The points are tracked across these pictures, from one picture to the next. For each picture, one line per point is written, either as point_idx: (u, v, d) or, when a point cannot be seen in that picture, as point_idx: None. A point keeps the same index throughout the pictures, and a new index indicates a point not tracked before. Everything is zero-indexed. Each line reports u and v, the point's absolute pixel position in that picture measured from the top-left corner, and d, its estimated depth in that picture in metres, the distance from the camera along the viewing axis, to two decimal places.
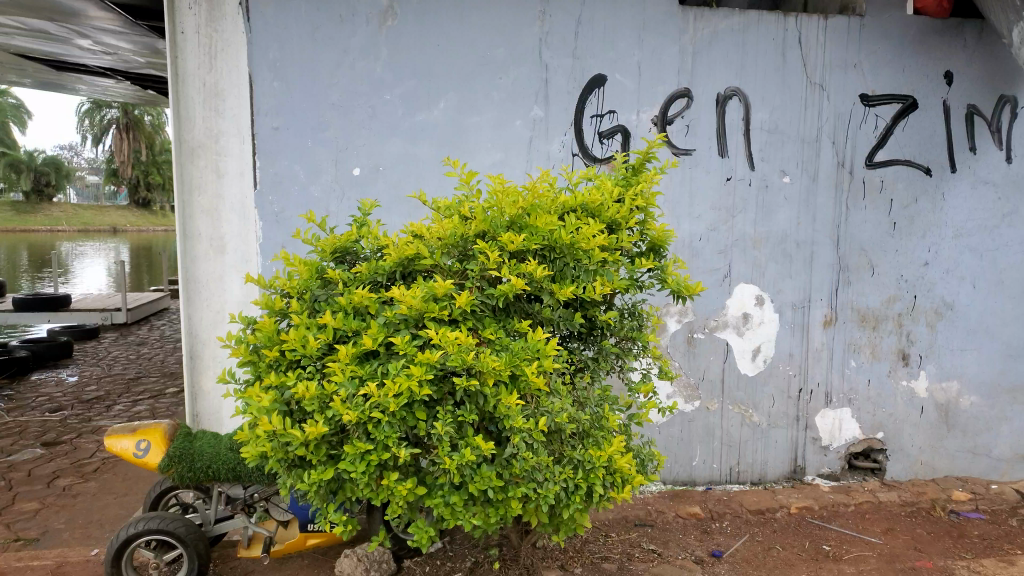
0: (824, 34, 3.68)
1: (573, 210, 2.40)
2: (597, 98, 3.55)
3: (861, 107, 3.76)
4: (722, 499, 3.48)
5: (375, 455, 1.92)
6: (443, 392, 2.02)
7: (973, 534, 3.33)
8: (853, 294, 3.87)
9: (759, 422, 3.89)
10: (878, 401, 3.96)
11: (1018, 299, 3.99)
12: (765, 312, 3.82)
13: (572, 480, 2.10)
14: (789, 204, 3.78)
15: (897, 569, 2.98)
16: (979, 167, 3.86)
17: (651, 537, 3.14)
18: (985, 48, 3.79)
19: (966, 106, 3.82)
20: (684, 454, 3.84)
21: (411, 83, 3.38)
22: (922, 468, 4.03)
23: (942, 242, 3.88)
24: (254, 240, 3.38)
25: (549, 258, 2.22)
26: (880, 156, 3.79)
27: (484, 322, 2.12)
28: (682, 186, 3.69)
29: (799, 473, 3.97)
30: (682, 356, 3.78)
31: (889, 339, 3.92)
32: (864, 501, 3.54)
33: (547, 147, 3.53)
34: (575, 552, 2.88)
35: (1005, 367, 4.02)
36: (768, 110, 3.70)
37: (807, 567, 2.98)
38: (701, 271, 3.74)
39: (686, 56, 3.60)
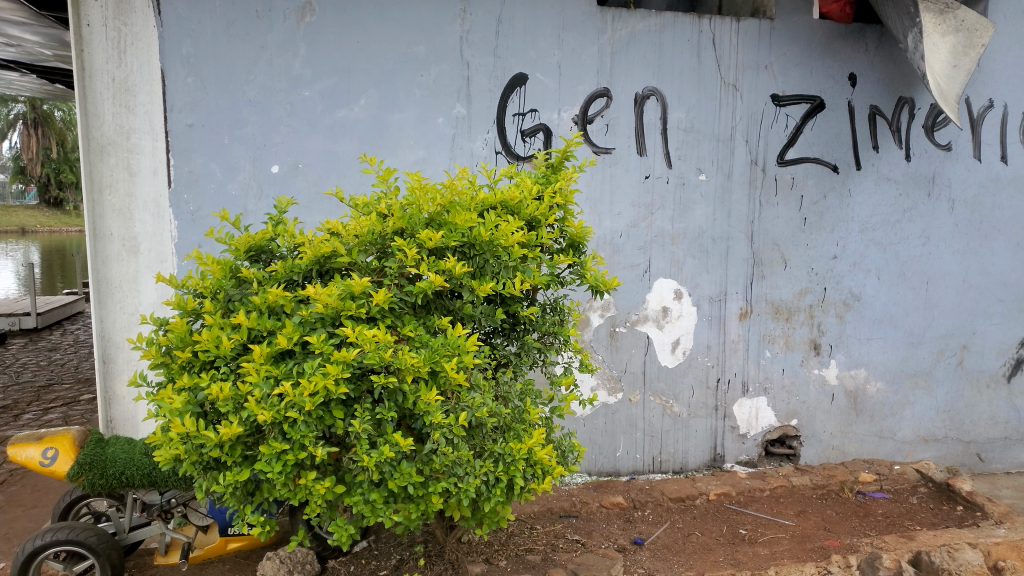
0: (736, 37, 3.81)
1: (493, 207, 2.43)
2: (518, 97, 3.59)
3: (773, 107, 3.91)
4: (644, 488, 3.56)
5: (291, 455, 1.92)
6: (361, 390, 2.02)
7: (877, 513, 3.51)
8: (767, 287, 4.02)
9: (679, 412, 4.01)
10: (792, 389, 4.13)
11: (918, 290, 4.21)
12: (683, 305, 3.94)
13: (493, 474, 2.13)
14: (705, 201, 3.90)
15: (807, 550, 3.12)
16: (882, 165, 4.06)
17: (576, 528, 3.19)
18: (886, 52, 3.99)
19: (869, 107, 4.01)
20: (608, 446, 3.93)
21: (331, 80, 3.35)
22: (833, 452, 4.23)
23: (849, 236, 4.07)
24: (170, 240, 3.30)
25: (469, 255, 2.23)
26: (790, 155, 3.95)
27: (403, 319, 2.12)
28: (603, 184, 3.76)
29: (718, 461, 4.10)
30: (605, 350, 3.85)
31: (802, 330, 4.09)
32: (779, 485, 3.68)
33: (470, 145, 3.55)
34: (501, 545, 2.91)
35: (908, 355, 4.24)
36: (685, 109, 3.81)
37: (724, 551, 3.09)
38: (621, 266, 3.83)
39: (605, 56, 3.67)
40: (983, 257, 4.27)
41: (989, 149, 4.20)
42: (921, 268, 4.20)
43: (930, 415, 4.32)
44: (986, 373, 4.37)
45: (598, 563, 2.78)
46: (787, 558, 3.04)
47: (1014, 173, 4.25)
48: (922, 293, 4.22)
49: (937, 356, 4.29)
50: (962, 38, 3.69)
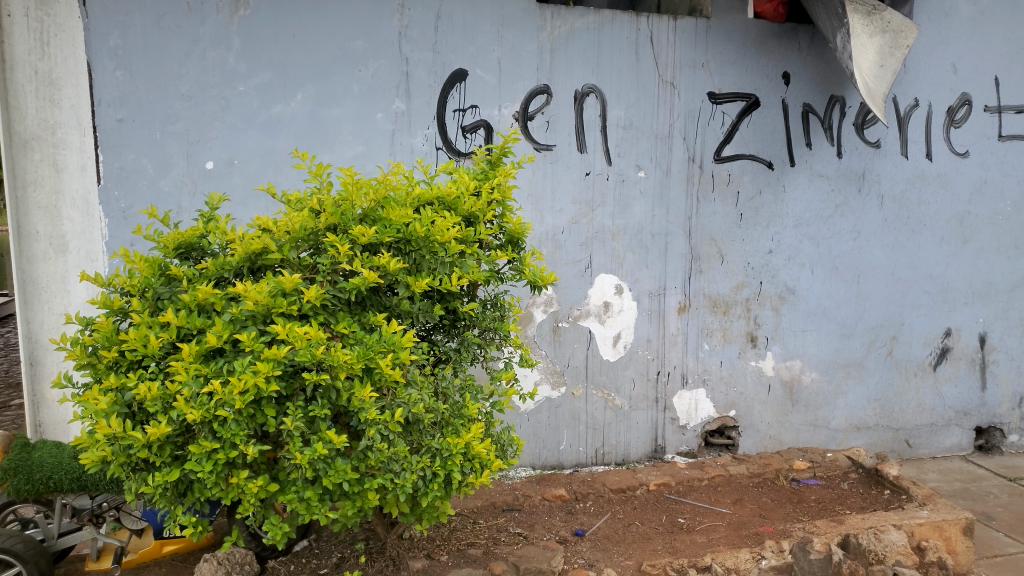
0: (673, 36, 3.88)
1: (429, 203, 2.44)
2: (459, 93, 3.59)
3: (709, 105, 3.99)
4: (586, 480, 3.60)
5: (222, 454, 1.90)
6: (294, 388, 2.00)
7: (810, 499, 3.63)
8: (705, 282, 4.11)
9: (621, 404, 4.07)
10: (730, 381, 4.23)
11: (850, 283, 4.35)
12: (624, 300, 3.99)
13: (430, 469, 2.14)
14: (644, 197, 3.96)
15: (742, 536, 3.20)
16: (815, 162, 4.18)
17: (518, 521, 3.21)
18: (817, 52, 4.11)
19: (802, 105, 4.13)
20: (551, 439, 3.97)
21: (267, 75, 3.30)
22: (770, 441, 4.34)
23: (784, 231, 4.18)
24: (100, 238, 3.21)
25: (405, 251, 2.23)
26: (727, 152, 4.04)
27: (337, 316, 2.12)
28: (544, 180, 3.79)
29: (659, 452, 4.18)
30: (548, 345, 3.89)
31: (739, 323, 4.19)
32: (716, 475, 3.76)
33: (410, 141, 3.54)
34: (443, 540, 2.91)
35: (841, 346, 4.38)
36: (624, 106, 3.86)
37: (662, 540, 3.16)
38: (563, 262, 3.86)
39: (544, 53, 3.70)
40: (910, 251, 4.43)
41: (915, 147, 4.36)
42: (852, 261, 4.33)
43: (861, 403, 4.47)
44: (914, 363, 4.53)
45: (538, 555, 2.81)
46: (723, 545, 3.11)
47: (939, 170, 4.42)
48: (853, 286, 4.36)
49: (868, 347, 4.44)
50: (888, 39, 3.84)
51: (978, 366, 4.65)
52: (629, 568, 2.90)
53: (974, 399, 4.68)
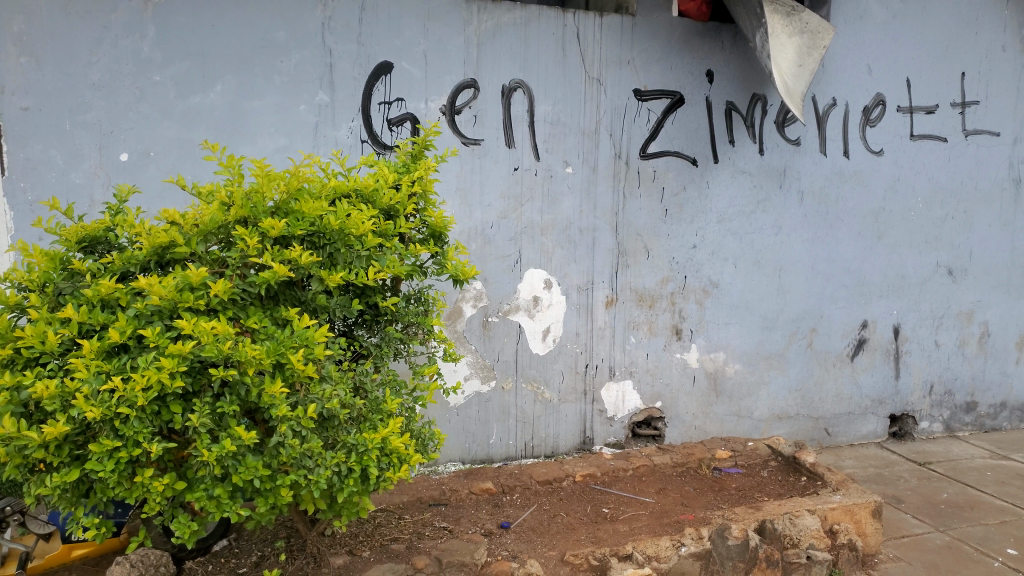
0: (599, 32, 3.93)
1: (346, 196, 2.43)
2: (384, 86, 3.56)
3: (635, 102, 4.05)
4: (513, 472, 3.63)
5: (125, 452, 1.86)
6: (201, 385, 1.97)
7: (731, 487, 3.73)
8: (631, 276, 4.18)
9: (550, 398, 4.11)
10: (657, 373, 4.31)
11: (772, 276, 4.48)
12: (553, 295, 4.03)
13: (345, 464, 2.13)
14: (572, 193, 4.00)
15: (663, 524, 3.28)
16: (737, 159, 4.29)
17: (444, 515, 3.21)
18: (739, 51, 4.22)
19: (725, 103, 4.23)
20: (480, 433, 3.97)
21: (184, 65, 3.22)
22: (695, 432, 4.44)
23: (707, 227, 4.28)
24: (4, 232, 3.07)
25: (319, 245, 2.22)
26: (652, 148, 4.11)
27: (248, 311, 2.09)
28: (472, 174, 3.78)
29: (587, 443, 4.23)
30: (477, 340, 3.90)
31: (664, 316, 4.28)
32: (641, 465, 3.83)
33: (334, 133, 3.50)
34: (366, 536, 2.90)
35: (763, 338, 4.51)
36: (551, 102, 3.89)
37: (586, 530, 3.21)
38: (492, 257, 3.87)
39: (471, 47, 3.70)
40: (828, 246, 4.58)
41: (833, 145, 4.51)
42: (774, 255, 4.46)
43: (782, 393, 4.61)
44: (832, 354, 4.70)
45: (462, 548, 2.82)
46: (644, 533, 3.18)
47: (856, 167, 4.58)
48: (775, 280, 4.49)
49: (789, 338, 4.58)
50: (806, 40, 3.97)
51: (891, 356, 4.85)
52: (552, 559, 2.94)
53: (888, 388, 4.87)
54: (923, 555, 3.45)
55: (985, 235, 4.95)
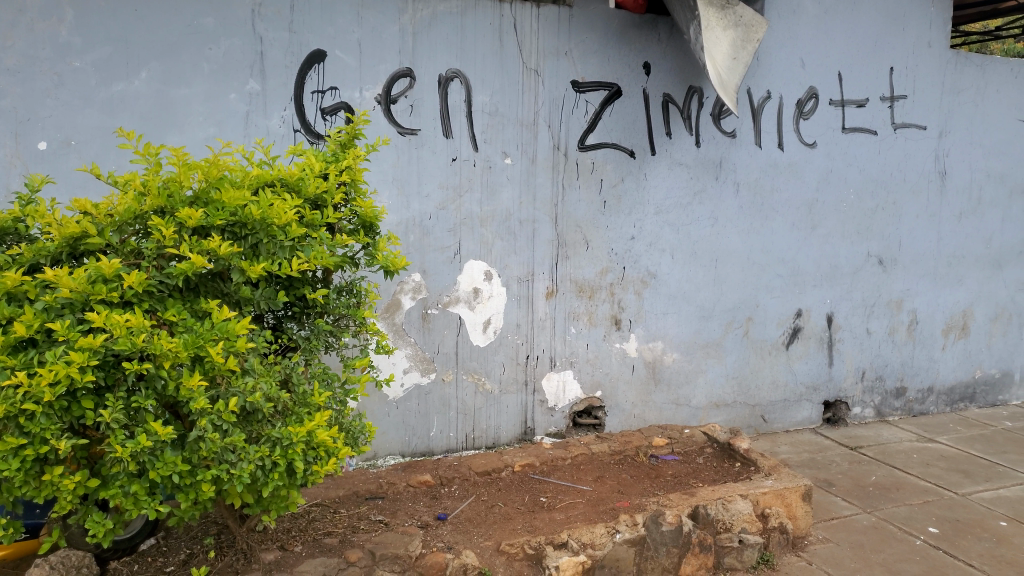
0: (536, 23, 3.93)
1: (271, 185, 2.41)
2: (317, 74, 3.51)
3: (573, 93, 4.07)
4: (452, 464, 3.62)
5: (30, 450, 1.83)
6: (115, 379, 1.96)
7: (667, 474, 3.78)
8: (571, 267, 4.20)
9: (491, 389, 4.10)
10: (596, 362, 4.34)
11: (708, 267, 4.55)
12: (493, 286, 4.02)
13: (270, 458, 2.12)
14: (511, 184, 3.99)
15: (599, 511, 3.31)
16: (675, 150, 4.34)
17: (381, 508, 3.18)
18: (676, 44, 4.27)
19: (662, 95, 4.27)
20: (421, 426, 3.95)
21: (106, 50, 3.13)
22: (634, 420, 4.49)
23: (645, 218, 4.33)
24: None
25: (240, 235, 2.22)
26: (591, 140, 4.13)
27: (165, 303, 2.07)
28: (409, 165, 3.75)
29: (528, 434, 4.24)
30: (417, 332, 3.87)
31: (604, 307, 4.31)
32: (579, 453, 3.86)
33: (266, 123, 3.43)
34: (299, 531, 2.86)
35: (700, 327, 4.58)
36: (489, 92, 3.87)
37: (522, 519, 3.23)
38: (431, 248, 3.84)
39: (406, 36, 3.66)
40: (763, 236, 4.67)
41: (768, 137, 4.59)
42: (710, 246, 4.53)
43: (719, 381, 4.69)
44: (768, 342, 4.80)
45: (396, 540, 2.81)
46: (579, 521, 3.20)
47: (790, 159, 4.68)
48: (711, 270, 4.56)
49: (726, 327, 4.66)
50: (740, 33, 4.03)
51: (825, 344, 4.97)
52: (488, 548, 2.94)
53: (822, 375, 5.00)
54: (851, 535, 3.56)
55: (914, 226, 5.10)
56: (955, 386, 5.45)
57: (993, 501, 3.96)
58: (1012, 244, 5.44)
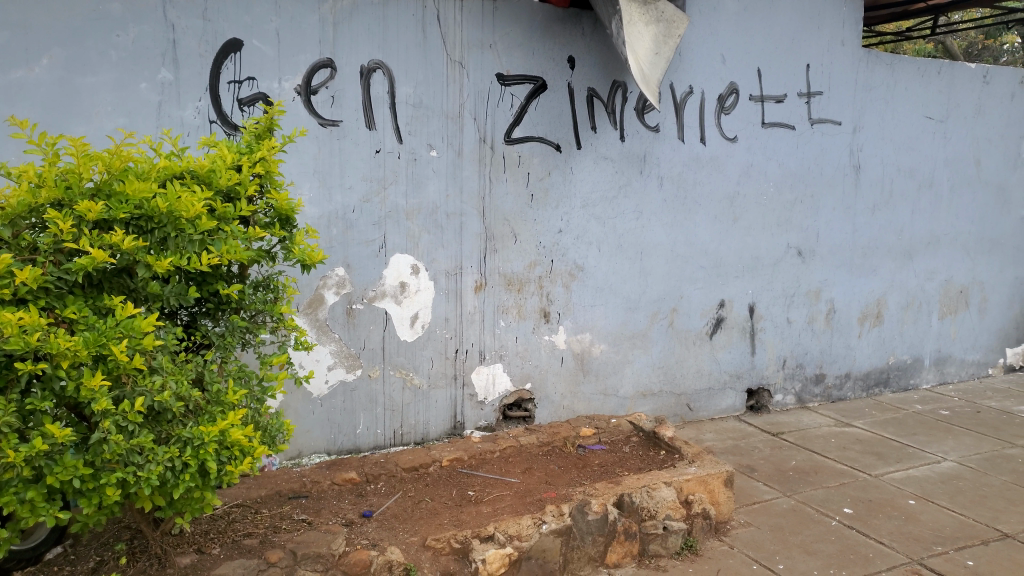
0: (460, 15, 3.91)
1: (180, 177, 2.34)
2: (234, 64, 3.41)
3: (498, 86, 4.06)
4: (378, 460, 3.57)
5: None
6: (8, 380, 1.89)
7: (594, 463, 3.82)
8: (499, 261, 4.19)
9: (419, 384, 4.06)
10: (526, 355, 4.35)
11: (634, 259, 4.61)
12: (421, 280, 3.98)
13: (179, 459, 2.07)
14: (437, 177, 3.95)
15: (526, 503, 3.32)
16: (600, 145, 4.38)
17: (304, 507, 3.12)
18: (599, 39, 4.31)
19: (587, 89, 4.30)
20: (347, 423, 3.89)
21: (3, 35, 2.98)
22: (564, 411, 4.52)
23: (572, 212, 4.36)
24: None
25: (146, 229, 2.15)
26: (517, 133, 4.13)
27: (64, 301, 2.00)
28: (331, 157, 3.68)
29: (458, 428, 4.22)
30: (341, 328, 3.81)
31: (532, 300, 4.32)
32: (507, 446, 3.87)
33: (180, 113, 3.32)
34: (217, 533, 2.77)
35: (627, 318, 4.65)
36: (412, 84, 3.83)
37: (449, 513, 3.22)
38: (356, 243, 3.78)
39: (326, 26, 3.60)
40: (687, 229, 4.76)
41: (690, 132, 4.68)
42: (636, 239, 4.59)
43: (646, 371, 4.77)
44: (692, 332, 4.90)
45: (319, 539, 2.76)
46: (506, 513, 3.20)
47: (712, 153, 4.78)
48: (637, 262, 4.62)
49: (652, 318, 4.74)
50: (662, 28, 4.09)
51: (747, 333, 5.10)
52: (414, 544, 2.91)
53: (745, 363, 5.13)
54: (771, 518, 3.67)
55: (830, 218, 5.28)
56: (870, 372, 5.67)
57: (903, 481, 4.15)
58: (921, 235, 5.68)
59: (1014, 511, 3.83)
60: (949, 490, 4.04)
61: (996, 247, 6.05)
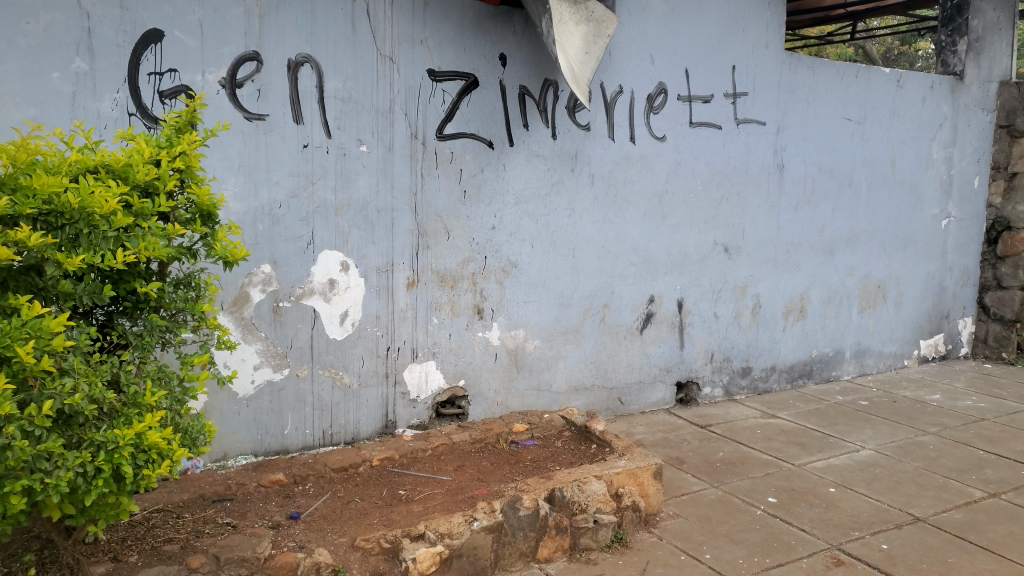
0: (390, 10, 3.87)
1: (94, 171, 2.26)
2: (154, 55, 3.30)
3: (430, 82, 4.03)
4: (307, 461, 3.51)
5: None
6: None
7: (527, 459, 3.84)
8: (432, 257, 4.17)
9: (349, 383, 4.01)
10: (459, 352, 4.35)
11: (566, 256, 4.65)
12: (351, 277, 3.93)
13: (92, 464, 2.02)
14: (367, 172, 3.90)
15: (458, 500, 3.31)
16: (531, 142, 4.40)
17: (229, 511, 3.05)
18: (531, 37, 4.32)
19: (518, 87, 4.31)
20: (274, 424, 3.82)
21: None
22: (498, 407, 4.53)
23: (504, 209, 4.36)
24: None
25: (55, 225, 2.08)
26: (448, 130, 4.11)
27: None
28: (258, 152, 3.59)
29: (390, 427, 4.18)
30: (268, 326, 3.73)
31: (466, 296, 4.32)
32: (440, 444, 3.86)
33: (96, 105, 3.20)
34: (135, 540, 2.69)
35: (560, 314, 4.69)
36: (341, 78, 3.78)
37: (380, 513, 3.19)
38: (283, 239, 3.71)
39: (252, 18, 3.51)
40: (618, 227, 4.83)
41: (621, 130, 4.74)
42: (568, 236, 4.63)
43: (579, 366, 4.82)
44: (623, 327, 4.97)
45: (244, 543, 2.69)
46: (438, 511, 3.19)
47: (642, 152, 4.85)
48: (569, 259, 4.66)
49: (584, 314, 4.79)
50: (592, 28, 4.14)
51: (676, 328, 5.21)
52: (342, 545, 2.88)
53: (674, 358, 5.24)
54: (698, 509, 3.76)
55: (756, 216, 5.42)
56: (795, 364, 5.86)
57: (824, 470, 4.30)
58: (842, 232, 5.90)
59: (925, 495, 4.01)
60: (866, 477, 4.22)
61: (911, 243, 6.33)
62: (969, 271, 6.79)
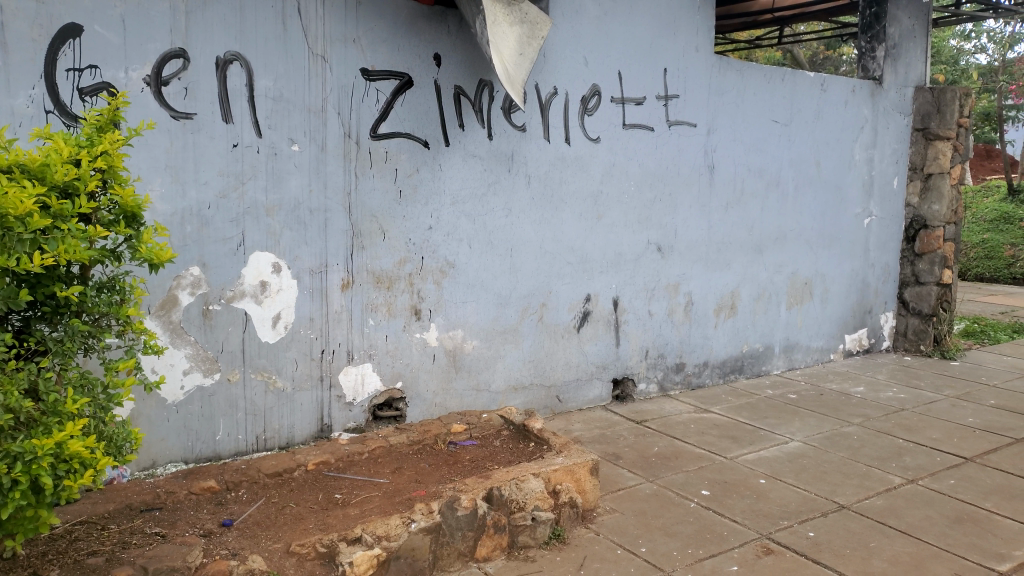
0: (322, 8, 3.82)
1: (9, 171, 2.17)
2: (73, 50, 3.19)
3: (363, 81, 3.99)
4: (239, 467, 3.45)
5: None
6: None
7: (465, 459, 3.84)
8: (367, 258, 4.13)
9: (283, 387, 3.95)
10: (396, 354, 4.32)
11: (503, 256, 4.67)
12: (283, 279, 3.87)
13: (7, 476, 1.95)
14: (299, 171, 3.84)
15: (395, 502, 3.29)
16: (467, 142, 4.41)
17: (158, 520, 2.97)
18: (465, 37, 4.33)
19: (453, 87, 4.31)
20: (205, 430, 3.73)
21: None
22: (436, 408, 4.52)
23: (441, 209, 4.36)
24: None
25: None
26: (382, 130, 4.08)
27: None
28: (185, 151, 3.51)
29: (325, 431, 4.13)
30: (198, 330, 3.65)
31: (403, 297, 4.29)
32: (377, 447, 3.83)
33: (10, 102, 3.08)
34: (57, 554, 2.60)
35: (498, 314, 4.71)
36: (272, 77, 3.71)
37: (315, 517, 3.15)
38: (213, 240, 3.63)
39: (178, 14, 3.42)
40: (554, 226, 4.87)
41: (556, 131, 4.79)
42: (505, 236, 4.66)
43: (517, 365, 4.84)
44: (560, 326, 5.02)
45: (173, 552, 2.62)
46: (375, 514, 3.17)
47: (577, 152, 4.91)
48: (506, 259, 4.69)
49: (522, 313, 4.82)
50: (526, 29, 4.17)
51: (612, 326, 5.29)
52: (277, 551, 2.83)
53: (610, 355, 5.31)
54: (634, 503, 3.83)
55: (687, 216, 5.55)
56: (727, 360, 6.01)
57: (754, 462, 4.43)
58: (770, 231, 6.08)
59: (848, 483, 4.17)
60: (795, 468, 4.36)
61: (835, 242, 6.57)
62: (890, 268, 7.08)
